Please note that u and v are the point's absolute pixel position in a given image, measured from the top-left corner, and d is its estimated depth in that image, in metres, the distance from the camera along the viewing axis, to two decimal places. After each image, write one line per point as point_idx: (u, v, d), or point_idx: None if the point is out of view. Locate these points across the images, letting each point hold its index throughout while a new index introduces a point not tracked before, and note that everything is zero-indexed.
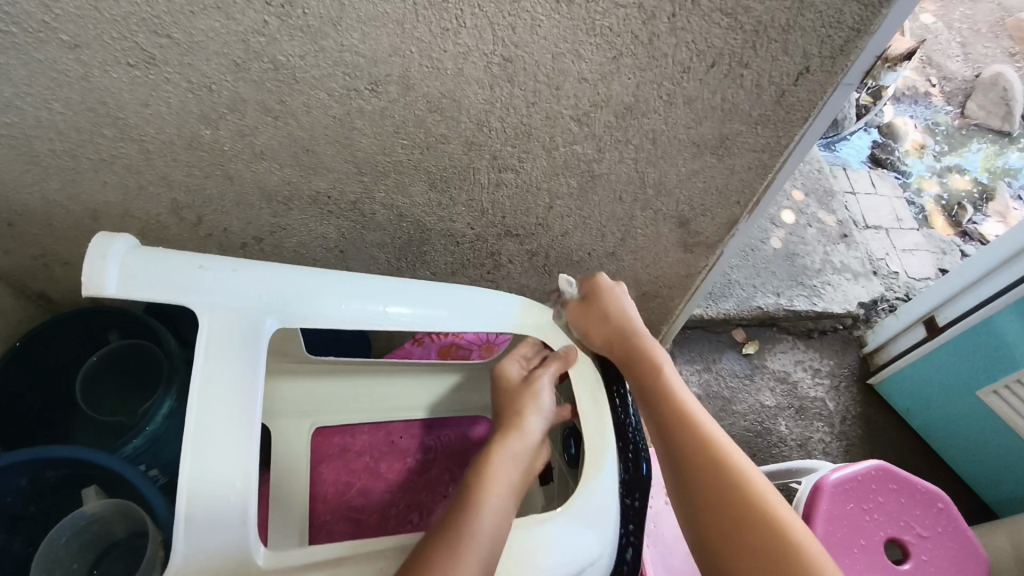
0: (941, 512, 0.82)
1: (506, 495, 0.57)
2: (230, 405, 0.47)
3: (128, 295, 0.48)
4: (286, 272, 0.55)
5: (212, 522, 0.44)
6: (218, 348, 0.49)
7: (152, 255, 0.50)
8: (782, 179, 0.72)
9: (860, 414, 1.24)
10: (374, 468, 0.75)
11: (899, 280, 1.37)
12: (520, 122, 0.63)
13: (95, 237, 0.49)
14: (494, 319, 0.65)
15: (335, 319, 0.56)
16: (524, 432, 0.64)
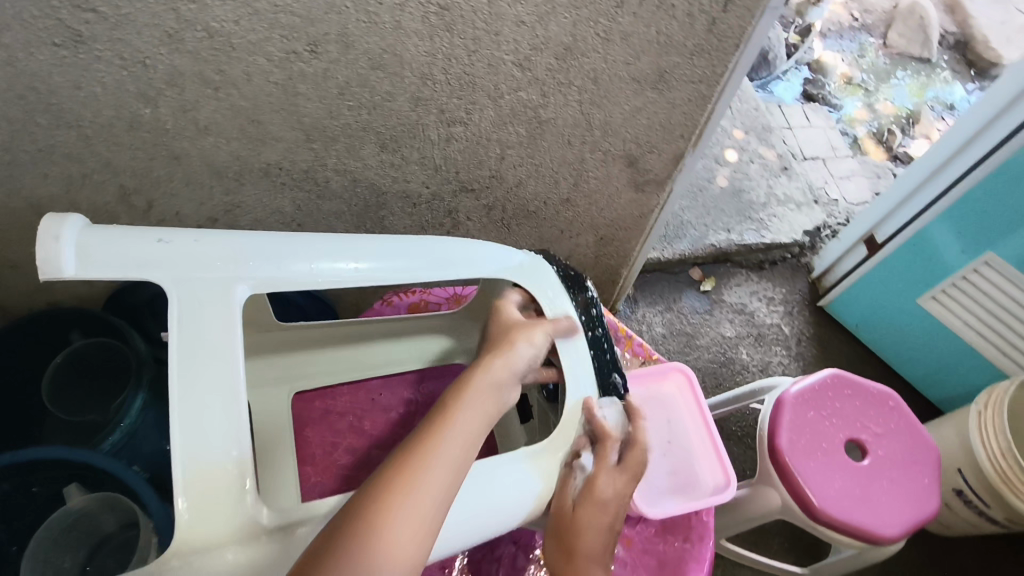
0: (893, 410, 0.88)
1: (477, 412, 0.53)
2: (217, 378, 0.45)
3: (97, 276, 0.45)
4: (245, 242, 0.52)
5: (214, 480, 0.43)
6: (192, 324, 0.46)
7: (114, 233, 0.47)
8: (721, 109, 0.75)
9: (814, 336, 1.31)
10: (358, 426, 0.76)
11: (839, 206, 1.44)
12: (464, 72, 0.64)
13: (46, 217, 0.45)
14: (477, 267, 0.64)
15: (311, 279, 0.54)
16: (507, 357, 0.60)
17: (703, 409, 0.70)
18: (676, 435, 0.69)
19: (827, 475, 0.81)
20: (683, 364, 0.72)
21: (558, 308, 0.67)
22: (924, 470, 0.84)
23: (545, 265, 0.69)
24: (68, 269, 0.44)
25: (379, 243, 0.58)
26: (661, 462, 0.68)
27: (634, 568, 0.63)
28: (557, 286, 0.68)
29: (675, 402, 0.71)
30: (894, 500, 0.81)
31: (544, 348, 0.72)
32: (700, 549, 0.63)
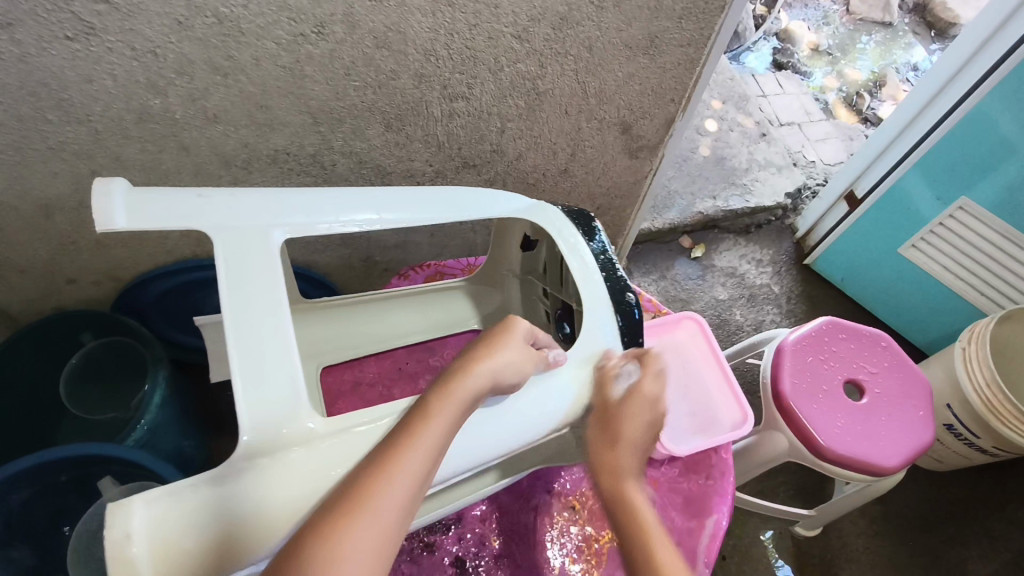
0: (886, 349, 0.92)
1: (438, 438, 0.46)
2: (268, 318, 0.48)
3: (143, 227, 0.48)
4: (276, 193, 0.55)
5: (271, 404, 0.46)
6: (238, 265, 0.49)
7: (154, 190, 0.50)
8: (709, 71, 0.78)
9: (802, 293, 1.36)
10: (388, 395, 0.74)
11: (817, 168, 1.49)
12: (465, 47, 0.66)
13: (93, 180, 0.48)
14: (493, 211, 0.65)
15: (339, 227, 0.56)
16: (492, 367, 0.51)
17: (716, 353, 0.74)
18: (690, 381, 0.73)
19: (829, 414, 0.85)
20: (696, 312, 0.76)
21: (570, 242, 0.66)
22: (918, 403, 0.88)
23: (552, 208, 0.68)
24: (115, 221, 0.47)
25: (400, 194, 0.60)
26: (679, 406, 0.72)
27: (660, 506, 0.66)
28: (565, 223, 0.67)
29: (688, 347, 0.75)
30: (892, 432, 0.85)
31: (560, 292, 0.71)
32: (721, 484, 0.67)
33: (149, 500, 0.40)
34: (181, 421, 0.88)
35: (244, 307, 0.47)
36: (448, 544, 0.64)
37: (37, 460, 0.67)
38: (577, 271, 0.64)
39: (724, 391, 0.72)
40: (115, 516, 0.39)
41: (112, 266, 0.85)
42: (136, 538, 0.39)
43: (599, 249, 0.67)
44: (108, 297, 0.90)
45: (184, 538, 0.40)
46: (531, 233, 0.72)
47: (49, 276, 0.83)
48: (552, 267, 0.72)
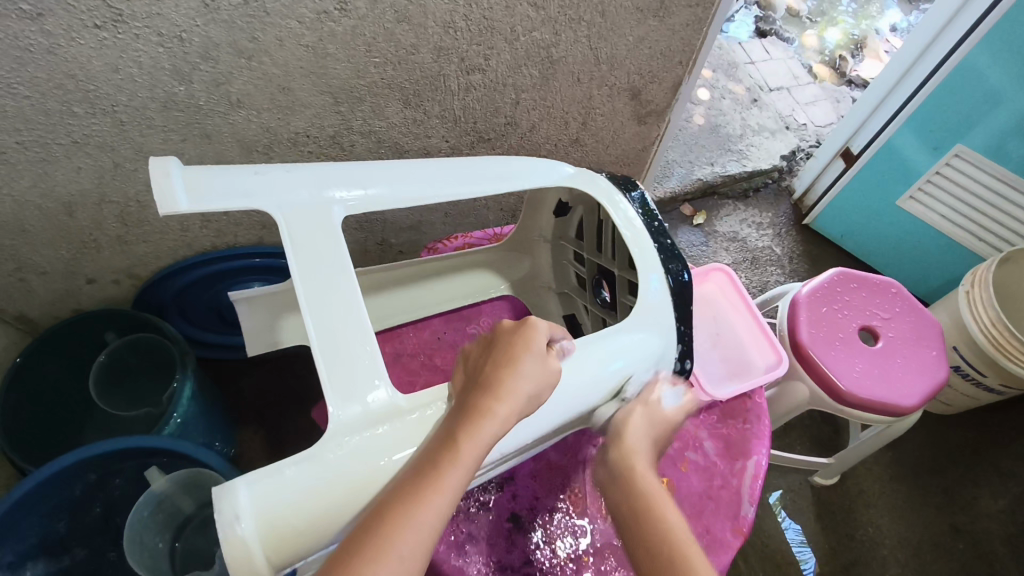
0: (896, 295, 0.95)
1: (457, 475, 0.42)
2: (338, 295, 0.49)
3: (203, 208, 0.49)
4: (327, 170, 0.56)
5: (352, 376, 0.47)
6: (305, 244, 0.51)
7: (209, 171, 0.51)
8: (714, 32, 0.81)
9: (803, 253, 1.40)
10: (430, 365, 0.74)
11: (809, 130, 1.52)
12: (483, 17, 0.67)
13: (149, 160, 0.49)
14: (533, 182, 0.65)
15: (391, 202, 0.57)
16: (514, 384, 0.47)
17: (749, 304, 0.77)
18: (724, 330, 0.78)
19: (848, 360, 0.87)
20: (724, 264, 0.80)
21: (618, 205, 0.66)
22: (930, 344, 0.91)
23: (592, 173, 0.68)
24: (177, 202, 0.48)
25: (442, 170, 0.61)
26: (714, 355, 0.77)
27: (702, 452, 0.69)
28: (611, 187, 0.67)
29: (718, 298, 0.79)
30: (909, 373, 0.88)
31: (597, 258, 0.73)
32: (759, 427, 0.70)
33: (249, 484, 0.41)
34: (210, 413, 0.89)
35: (315, 284, 0.49)
36: (503, 502, 0.66)
37: (76, 458, 0.67)
38: (627, 234, 0.64)
39: (758, 338, 0.76)
40: (222, 499, 0.40)
41: (133, 263, 0.85)
42: (244, 519, 0.40)
43: (639, 200, 0.67)
44: (130, 295, 0.90)
45: (286, 526, 0.41)
46: (567, 198, 0.73)
47: (70, 276, 0.82)
48: (590, 231, 0.73)
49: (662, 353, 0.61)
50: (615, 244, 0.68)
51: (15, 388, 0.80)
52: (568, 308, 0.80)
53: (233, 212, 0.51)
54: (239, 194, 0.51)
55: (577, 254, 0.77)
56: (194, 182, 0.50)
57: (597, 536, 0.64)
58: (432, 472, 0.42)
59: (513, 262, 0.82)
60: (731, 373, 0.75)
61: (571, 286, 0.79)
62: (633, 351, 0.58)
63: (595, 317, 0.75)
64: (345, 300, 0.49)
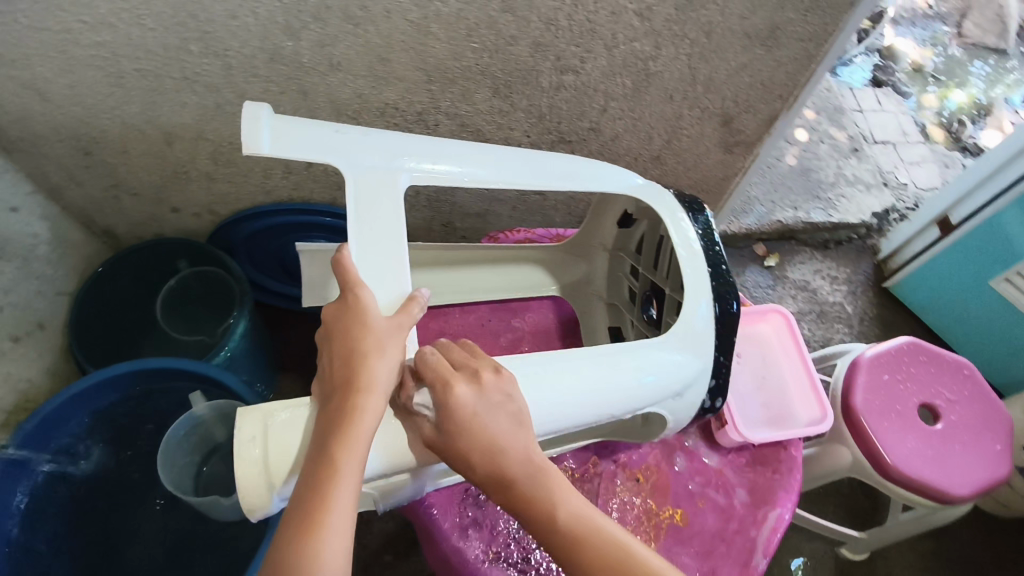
0: (967, 378, 0.89)
1: (347, 497, 0.44)
2: (389, 258, 0.52)
3: (282, 156, 0.51)
4: (401, 138, 0.57)
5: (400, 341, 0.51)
6: (367, 205, 0.53)
7: (295, 121, 0.53)
8: (823, 70, 0.78)
9: (876, 316, 1.32)
10: (469, 348, 0.77)
11: (908, 191, 1.44)
12: (586, 20, 0.67)
13: (243, 101, 0.51)
14: (602, 187, 0.65)
15: (456, 180, 0.58)
16: (380, 384, 0.47)
17: (804, 358, 0.73)
18: (770, 375, 0.75)
19: (901, 435, 0.82)
20: (784, 308, 0.76)
21: (680, 224, 0.64)
22: (995, 436, 0.85)
23: (665, 190, 0.67)
24: (261, 146, 0.50)
25: (511, 158, 0.61)
26: (755, 397, 0.74)
27: (725, 491, 0.67)
28: (674, 202, 0.66)
29: (773, 342, 0.76)
30: (965, 462, 0.82)
31: (652, 275, 0.71)
32: (788, 480, 0.67)
33: (267, 412, 0.48)
34: (257, 353, 0.93)
35: (368, 244, 0.52)
36: None
37: (135, 366, 0.72)
38: (684, 255, 0.62)
39: (807, 394, 0.73)
40: (245, 421, 0.47)
41: (214, 201, 0.89)
42: (261, 442, 0.47)
43: (704, 225, 0.66)
44: (207, 230, 0.95)
45: (293, 454, 0.47)
46: (633, 210, 0.72)
47: (158, 202, 0.88)
48: (649, 247, 0.71)
49: (696, 381, 0.60)
50: (670, 263, 0.67)
51: (89, 296, 0.86)
52: (614, 320, 0.79)
53: (309, 163, 0.53)
54: (318, 146, 0.53)
55: (633, 268, 0.76)
56: (278, 129, 0.53)
57: None
58: (316, 493, 0.43)
59: (567, 263, 0.81)
60: (769, 420, 0.72)
61: (621, 298, 0.78)
62: (671, 372, 0.58)
63: (639, 333, 0.74)
64: (396, 263, 0.52)
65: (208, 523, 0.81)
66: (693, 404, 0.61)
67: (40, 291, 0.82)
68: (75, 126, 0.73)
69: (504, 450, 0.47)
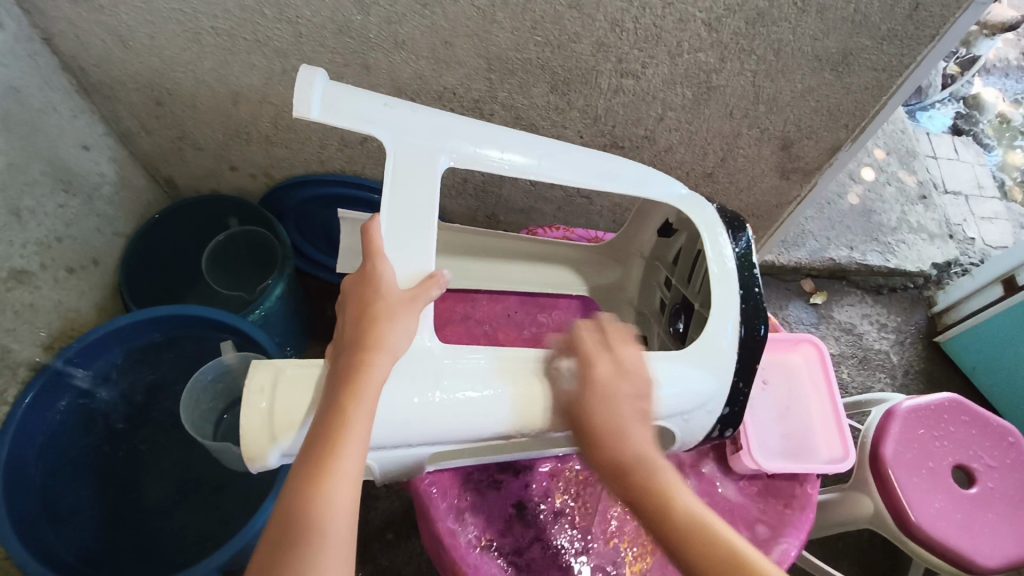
0: (1011, 446, 0.83)
1: (357, 453, 0.45)
2: (417, 236, 0.53)
3: (331, 123, 0.52)
4: (445, 118, 0.58)
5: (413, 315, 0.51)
6: (404, 181, 0.54)
7: (346, 89, 0.54)
8: (895, 103, 0.75)
9: (922, 370, 1.26)
10: (491, 336, 0.78)
11: (975, 246, 1.37)
12: (652, 25, 0.66)
13: (299, 69, 0.53)
14: (645, 192, 0.64)
15: (497, 167, 0.59)
16: (388, 342, 0.48)
17: (833, 393, 0.71)
18: (795, 407, 0.72)
19: (929, 493, 0.78)
20: (817, 337, 0.73)
21: (718, 239, 0.63)
22: None
23: (710, 205, 0.65)
24: (311, 113, 0.52)
25: (555, 150, 0.61)
26: (775, 426, 0.71)
27: (732, 518, 0.65)
28: (715, 217, 0.64)
29: (801, 374, 0.73)
30: (997, 533, 0.77)
31: (684, 287, 0.68)
32: (799, 517, 0.65)
33: (277, 367, 0.49)
34: (290, 317, 0.95)
35: (400, 221, 0.53)
36: (514, 488, 0.66)
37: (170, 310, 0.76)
38: (714, 270, 0.61)
39: (832, 433, 0.70)
40: (257, 371, 0.49)
41: (270, 164, 0.92)
42: (267, 394, 0.48)
43: (743, 246, 0.63)
44: (259, 192, 0.99)
45: (297, 411, 0.48)
46: (675, 220, 0.70)
47: (217, 158, 0.91)
48: (685, 260, 0.69)
49: (714, 401, 0.59)
50: (701, 278, 0.65)
51: (143, 242, 0.91)
52: (641, 329, 0.76)
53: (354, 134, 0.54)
54: (364, 119, 0.54)
55: (667, 279, 0.73)
56: (330, 99, 0.54)
57: (591, 555, 0.63)
58: (327, 445, 0.44)
59: (601, 263, 0.81)
60: (788, 452, 0.70)
61: (652, 307, 0.76)
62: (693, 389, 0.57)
63: (663, 345, 0.72)
64: (424, 244, 0.53)
65: (219, 472, 0.83)
66: (708, 424, 0.60)
67: (99, 228, 0.86)
68: (150, 75, 0.77)
69: (632, 432, 0.50)
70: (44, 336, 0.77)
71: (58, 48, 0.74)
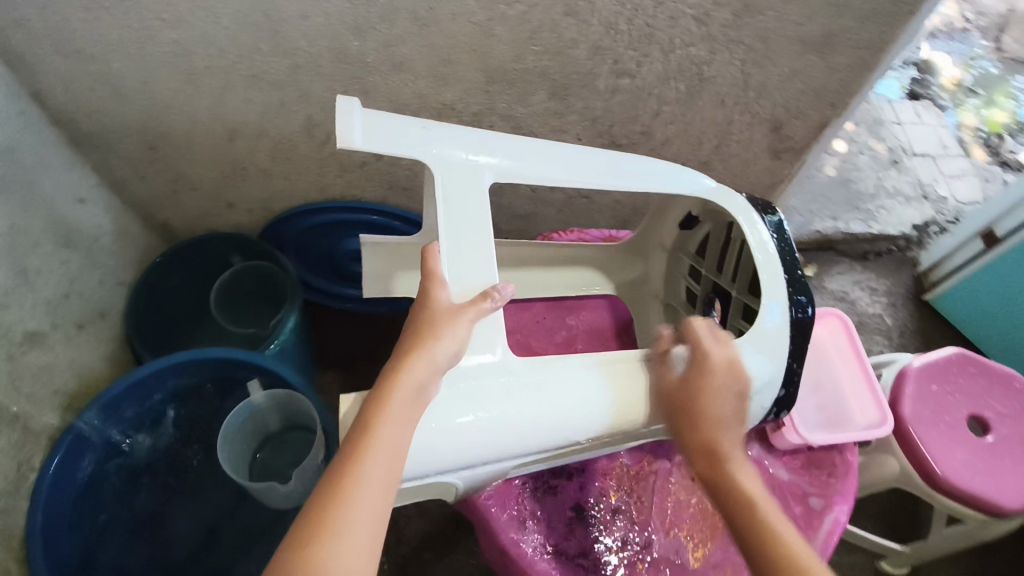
0: (1019, 391, 0.87)
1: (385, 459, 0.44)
2: (475, 253, 0.54)
3: (375, 151, 0.52)
4: (481, 135, 0.59)
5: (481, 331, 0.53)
6: (455, 202, 0.55)
7: (384, 117, 0.54)
8: (878, 78, 0.78)
9: (916, 329, 1.31)
10: (524, 343, 0.78)
11: (948, 204, 1.43)
12: (646, 24, 0.68)
13: (336, 98, 0.52)
14: (668, 188, 0.65)
15: (535, 178, 0.60)
16: (429, 354, 0.48)
17: (862, 359, 0.74)
18: (828, 379, 0.75)
19: (950, 446, 0.81)
20: (840, 310, 0.77)
21: (755, 226, 0.64)
22: None
23: (738, 195, 0.66)
24: (355, 140, 0.51)
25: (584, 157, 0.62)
26: (812, 400, 0.74)
27: (781, 493, 0.67)
28: (748, 206, 0.66)
29: (828, 345, 0.76)
30: (1017, 476, 0.80)
31: (717, 277, 0.71)
32: (843, 483, 0.67)
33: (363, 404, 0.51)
34: (302, 349, 0.94)
35: (457, 242, 0.54)
36: (569, 490, 0.66)
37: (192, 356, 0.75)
38: (760, 258, 0.63)
39: (865, 398, 0.73)
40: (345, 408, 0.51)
41: (269, 197, 0.92)
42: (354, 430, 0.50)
43: (775, 225, 0.66)
44: (258, 226, 0.98)
45: None
46: (698, 212, 0.72)
47: (214, 197, 0.90)
48: (714, 249, 0.72)
49: (766, 387, 0.60)
50: (739, 265, 0.67)
51: (148, 288, 0.90)
52: (670, 321, 0.79)
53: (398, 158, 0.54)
54: (406, 142, 0.54)
55: (692, 269, 0.76)
56: (368, 124, 0.54)
57: (654, 547, 0.64)
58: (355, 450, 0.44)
59: (620, 260, 0.83)
60: (826, 421, 0.72)
61: (679, 298, 0.78)
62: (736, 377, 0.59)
63: None
64: (483, 260, 0.54)
65: (255, 514, 0.81)
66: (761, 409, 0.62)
67: (102, 280, 0.84)
68: (143, 120, 0.76)
69: (724, 426, 0.55)
70: (61, 397, 0.75)
71: (47, 102, 0.72)
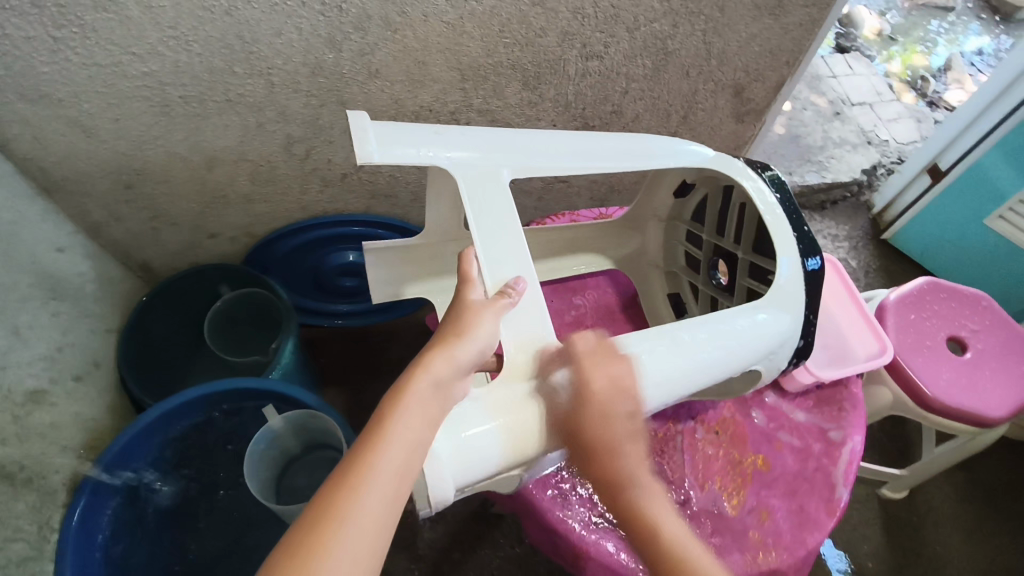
0: (987, 309, 0.94)
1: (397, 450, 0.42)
2: (507, 243, 0.56)
3: (390, 160, 0.54)
4: (491, 134, 0.62)
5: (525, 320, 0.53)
6: (479, 198, 0.57)
7: (394, 126, 0.56)
8: (826, 33, 0.83)
9: (880, 267, 1.39)
10: None
11: (891, 146, 1.51)
12: (610, 6, 0.70)
13: (347, 115, 0.55)
14: (661, 161, 0.68)
15: (548, 166, 0.62)
16: (450, 350, 0.48)
17: (855, 298, 0.80)
18: (830, 319, 0.80)
19: (935, 368, 0.87)
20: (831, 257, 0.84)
21: (759, 189, 0.67)
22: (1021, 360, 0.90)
23: (733, 160, 0.69)
24: (370, 153, 0.53)
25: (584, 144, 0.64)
26: (817, 338, 0.79)
27: (799, 435, 0.72)
28: (746, 168, 0.69)
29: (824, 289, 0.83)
30: (997, 386, 0.87)
31: (718, 239, 0.75)
32: (852, 416, 0.72)
33: None
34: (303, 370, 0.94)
35: (490, 235, 0.56)
36: None
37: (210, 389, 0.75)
38: (769, 218, 0.66)
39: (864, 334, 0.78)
40: None
41: (251, 223, 0.91)
42: None
43: (772, 182, 0.69)
44: (242, 253, 0.97)
45: None
46: (693, 178, 0.75)
47: (195, 229, 0.89)
48: (712, 214, 0.75)
49: (783, 344, 0.65)
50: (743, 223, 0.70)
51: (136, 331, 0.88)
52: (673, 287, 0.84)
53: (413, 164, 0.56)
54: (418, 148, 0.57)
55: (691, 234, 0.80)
56: (378, 136, 0.56)
57: (693, 501, 0.68)
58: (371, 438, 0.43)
59: (614, 237, 0.85)
60: (833, 356, 0.77)
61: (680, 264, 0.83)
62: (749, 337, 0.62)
63: (705, 296, 0.79)
64: (518, 252, 0.56)
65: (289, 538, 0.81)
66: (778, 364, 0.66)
67: (92, 327, 0.82)
68: (117, 159, 0.74)
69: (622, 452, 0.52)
70: (73, 452, 0.73)
71: (16, 153, 0.70)
